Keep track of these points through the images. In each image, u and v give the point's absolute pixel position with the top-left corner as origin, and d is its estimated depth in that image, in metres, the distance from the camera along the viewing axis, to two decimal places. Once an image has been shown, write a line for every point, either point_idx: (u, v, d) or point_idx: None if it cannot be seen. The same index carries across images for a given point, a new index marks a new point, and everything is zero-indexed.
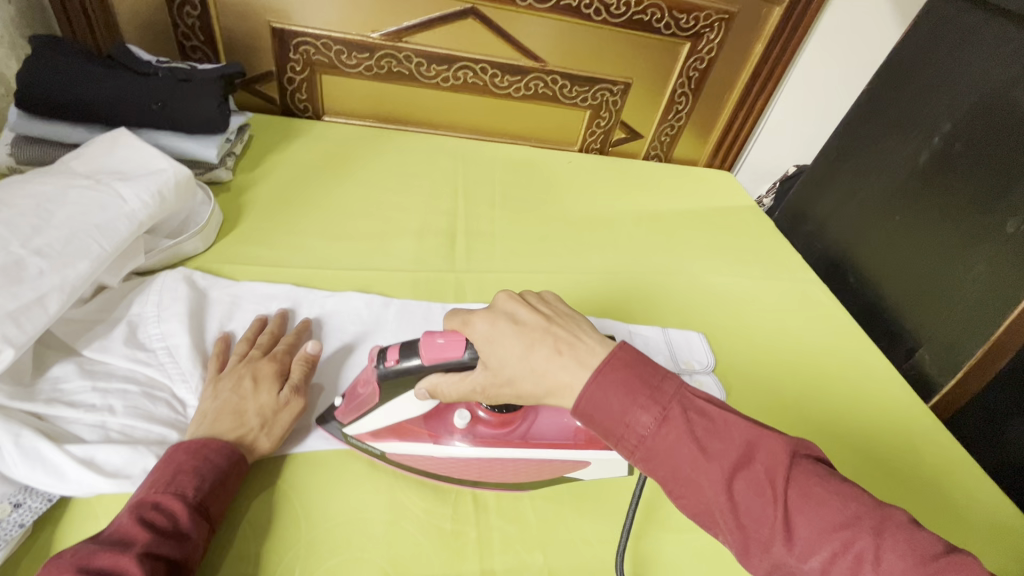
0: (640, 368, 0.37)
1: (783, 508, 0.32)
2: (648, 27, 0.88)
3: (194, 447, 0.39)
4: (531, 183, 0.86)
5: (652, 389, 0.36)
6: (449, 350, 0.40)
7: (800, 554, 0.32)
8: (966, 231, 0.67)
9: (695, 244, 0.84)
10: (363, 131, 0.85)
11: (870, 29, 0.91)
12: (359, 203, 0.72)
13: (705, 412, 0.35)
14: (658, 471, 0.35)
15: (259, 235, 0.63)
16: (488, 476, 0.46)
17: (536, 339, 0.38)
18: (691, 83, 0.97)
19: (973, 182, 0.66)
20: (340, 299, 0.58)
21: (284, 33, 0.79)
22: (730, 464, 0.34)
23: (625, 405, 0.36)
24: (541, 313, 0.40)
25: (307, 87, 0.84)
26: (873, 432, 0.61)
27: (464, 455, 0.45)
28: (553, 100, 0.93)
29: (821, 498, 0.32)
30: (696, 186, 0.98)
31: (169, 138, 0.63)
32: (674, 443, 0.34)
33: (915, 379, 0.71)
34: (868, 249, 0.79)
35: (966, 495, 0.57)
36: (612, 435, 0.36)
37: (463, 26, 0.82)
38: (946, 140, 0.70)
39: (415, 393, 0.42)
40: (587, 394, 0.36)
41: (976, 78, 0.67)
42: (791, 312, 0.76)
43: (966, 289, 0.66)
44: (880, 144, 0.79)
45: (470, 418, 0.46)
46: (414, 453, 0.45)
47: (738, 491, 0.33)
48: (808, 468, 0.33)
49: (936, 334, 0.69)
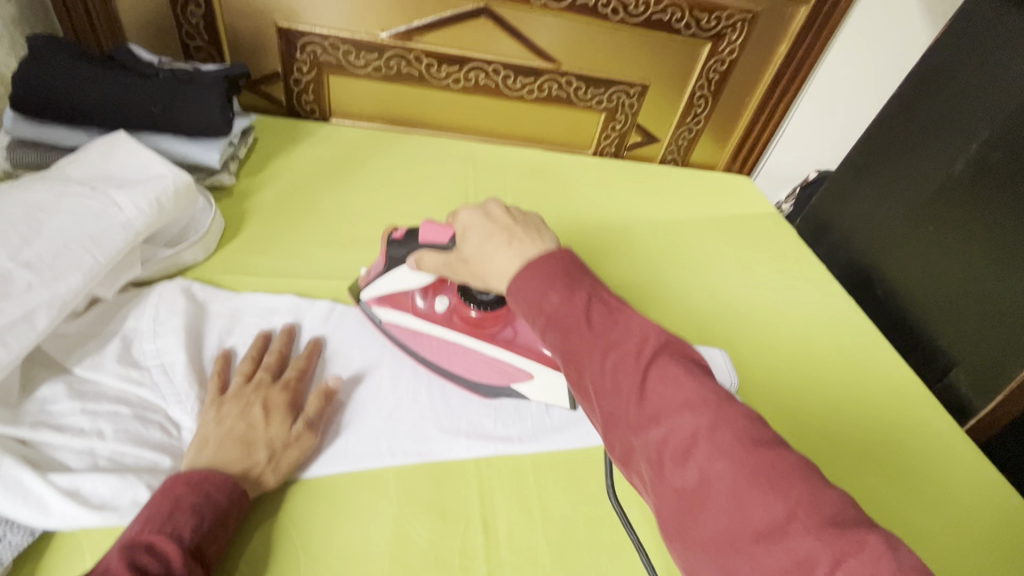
0: (567, 262, 0.38)
1: (643, 383, 0.32)
2: (668, 27, 0.83)
3: (194, 481, 0.36)
4: (543, 188, 0.83)
5: (568, 278, 0.37)
6: (443, 233, 0.48)
7: (645, 424, 0.32)
8: (1004, 247, 0.64)
9: (714, 254, 0.80)
10: (372, 134, 0.84)
11: (898, 26, 0.87)
12: (366, 211, 0.71)
13: (608, 304, 0.36)
14: (550, 339, 0.36)
15: (262, 244, 0.62)
16: (442, 358, 0.52)
17: (494, 233, 0.42)
18: (711, 86, 0.92)
19: (1011, 196, 0.64)
20: (345, 312, 0.56)
21: (291, 32, 0.78)
22: (614, 345, 0.34)
23: (538, 285, 0.37)
24: (513, 215, 0.44)
25: (314, 88, 0.83)
26: (904, 466, 0.57)
27: (432, 332, 0.53)
28: (567, 102, 0.90)
29: (680, 385, 0.32)
30: (716, 192, 0.93)
31: (170, 141, 0.63)
32: (566, 320, 0.35)
33: (949, 399, 0.68)
34: (898, 260, 0.77)
35: (1006, 537, 0.54)
36: (518, 309, 0.38)
37: (474, 26, 0.80)
38: (983, 150, 0.68)
39: (406, 263, 0.50)
40: (515, 277, 0.38)
41: (1014, 87, 0.65)
42: (814, 330, 0.72)
43: (1003, 306, 0.64)
44: (912, 152, 0.76)
45: (451, 306, 0.53)
46: (397, 321, 0.53)
47: (608, 365, 0.34)
48: (681, 364, 0.33)
49: (970, 352, 0.67)
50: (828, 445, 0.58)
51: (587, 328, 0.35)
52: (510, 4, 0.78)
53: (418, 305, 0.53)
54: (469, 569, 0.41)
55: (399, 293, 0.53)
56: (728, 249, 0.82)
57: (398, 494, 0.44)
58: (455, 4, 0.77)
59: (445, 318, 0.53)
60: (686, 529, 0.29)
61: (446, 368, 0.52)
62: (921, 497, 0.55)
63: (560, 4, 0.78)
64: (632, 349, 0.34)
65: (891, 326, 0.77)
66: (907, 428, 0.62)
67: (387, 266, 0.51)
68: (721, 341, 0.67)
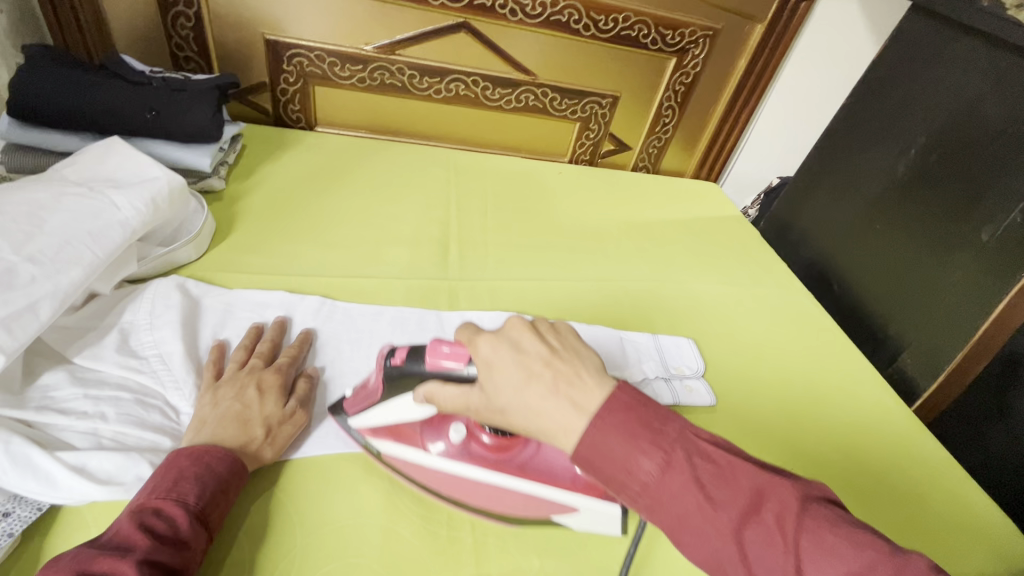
0: (640, 408, 0.36)
1: (795, 559, 0.31)
2: (636, 42, 0.89)
3: (196, 453, 0.39)
4: (522, 192, 0.87)
5: (652, 429, 0.35)
6: (455, 360, 0.42)
7: None
8: (944, 240, 0.70)
9: (684, 253, 0.85)
10: (356, 142, 0.87)
11: (845, 41, 0.95)
12: (352, 214, 0.74)
13: (709, 456, 0.35)
14: (664, 519, 0.35)
15: (253, 245, 0.65)
16: (470, 497, 0.45)
17: (536, 376, 0.37)
18: (678, 96, 0.98)
19: (948, 194, 0.70)
20: (334, 307, 0.59)
21: (278, 45, 0.81)
22: (739, 512, 0.33)
23: (627, 452, 0.35)
24: (544, 341, 0.39)
25: (300, 98, 0.87)
26: (856, 443, 0.62)
27: (451, 468, 0.46)
28: (543, 112, 0.95)
29: (833, 548, 0.31)
30: (685, 196, 0.99)
31: (164, 147, 0.65)
32: (678, 493, 0.34)
33: (899, 382, 0.74)
34: (851, 257, 0.83)
35: (949, 502, 0.58)
36: (613, 482, 0.35)
37: (454, 40, 0.84)
38: (921, 153, 0.74)
39: (414, 396, 0.43)
40: (587, 440, 0.35)
41: (946, 96, 0.72)
42: (775, 321, 0.77)
43: (945, 295, 0.69)
44: (862, 156, 0.83)
45: (468, 434, 0.47)
46: (406, 456, 0.46)
47: (747, 542, 0.32)
48: (817, 514, 0.32)
49: (917, 339, 0.72)
50: (787, 425, 0.62)
51: (702, 497, 0.33)
52: (488, 19, 0.83)
53: (430, 442, 0.47)
54: (456, 538, 0.44)
55: (402, 424, 0.47)
56: (697, 249, 0.87)
57: (388, 471, 0.47)
58: (436, 19, 0.82)
59: (462, 449, 0.46)
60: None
61: (476, 506, 0.45)
62: (872, 469, 0.60)
63: (535, 20, 0.84)
64: (757, 509, 0.33)
65: (846, 318, 0.83)
66: (861, 409, 0.67)
67: (387, 395, 0.45)
68: (691, 332, 0.71)
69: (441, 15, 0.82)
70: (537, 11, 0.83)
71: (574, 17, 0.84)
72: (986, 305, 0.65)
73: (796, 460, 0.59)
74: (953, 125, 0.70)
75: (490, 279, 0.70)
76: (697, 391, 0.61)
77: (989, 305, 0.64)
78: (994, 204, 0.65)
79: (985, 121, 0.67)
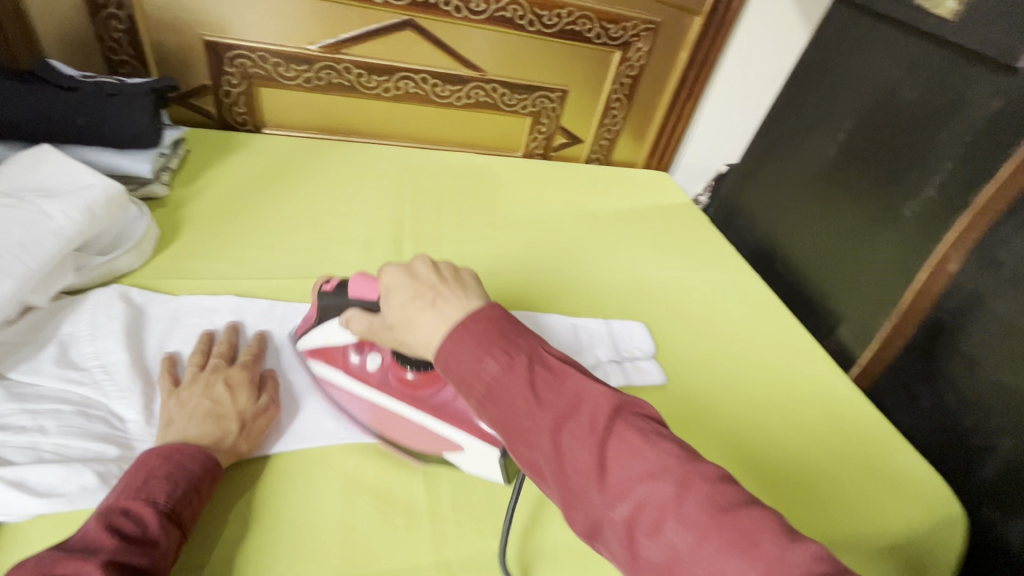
0: (501, 322, 0.38)
1: (600, 456, 0.34)
2: (581, 37, 0.91)
3: (165, 452, 0.39)
4: (476, 188, 0.88)
5: (505, 338, 0.37)
6: (373, 291, 0.48)
7: (609, 501, 0.33)
8: (873, 217, 0.75)
9: (635, 241, 0.87)
10: (306, 143, 0.86)
11: (778, 33, 0.99)
12: (303, 215, 0.73)
13: (548, 365, 0.37)
14: (496, 415, 0.36)
15: (200, 250, 0.64)
16: (380, 424, 0.49)
17: (417, 295, 0.41)
18: (624, 89, 1.01)
19: (874, 173, 0.75)
20: (287, 308, 0.59)
21: (218, 46, 0.79)
22: (560, 415, 0.35)
23: (474, 354, 0.36)
24: (439, 271, 0.42)
25: (245, 100, 0.85)
26: (798, 411, 0.66)
27: (365, 395, 0.50)
28: (494, 107, 0.96)
29: (636, 453, 0.33)
30: (636, 186, 1.02)
31: (99, 154, 0.64)
32: (512, 392, 0.35)
33: (838, 354, 0.78)
34: (791, 237, 0.87)
35: (882, 460, 0.63)
36: (459, 381, 0.37)
37: (400, 38, 0.84)
38: (850, 135, 0.78)
39: (341, 320, 0.48)
40: (445, 346, 0.37)
41: (869, 81, 0.76)
42: (722, 302, 0.80)
43: (875, 268, 0.74)
44: (798, 140, 0.87)
45: (383, 365, 0.50)
46: (330, 377, 0.51)
47: (563, 439, 0.34)
48: (632, 427, 0.34)
49: (852, 311, 0.77)
50: (734, 398, 0.66)
51: (534, 398, 0.35)
52: (433, 17, 0.83)
53: (351, 363, 0.51)
54: (414, 527, 0.45)
55: (331, 346, 0.52)
56: (649, 236, 0.89)
57: (343, 467, 0.47)
58: (380, 17, 0.82)
59: (377, 377, 0.50)
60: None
61: (378, 427, 0.49)
62: (813, 435, 0.64)
63: (480, 17, 0.84)
64: (584, 417, 0.35)
65: (789, 296, 0.87)
66: (803, 380, 0.71)
67: (320, 318, 0.51)
68: (643, 316, 0.74)
69: (385, 14, 0.81)
70: (482, 8, 0.84)
71: (519, 13, 0.86)
72: (910, 276, 0.69)
73: (743, 431, 0.62)
74: (877, 107, 0.75)
75: None
76: (647, 370, 0.64)
77: (913, 276, 0.69)
78: (914, 181, 0.69)
79: (903, 104, 0.71)
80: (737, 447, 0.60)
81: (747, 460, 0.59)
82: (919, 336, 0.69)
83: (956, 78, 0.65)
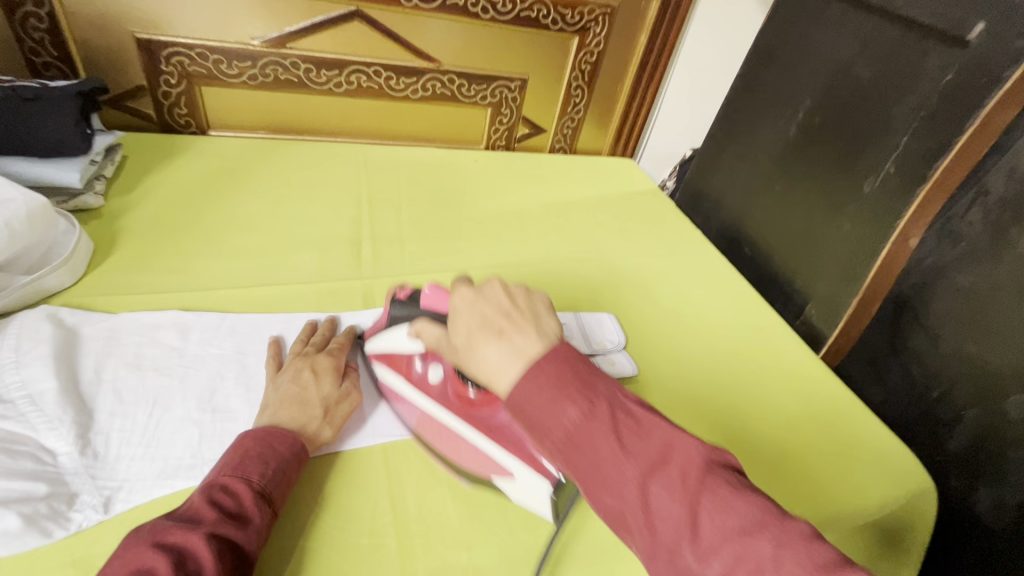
0: (576, 362, 0.36)
1: (695, 513, 0.30)
2: (537, 23, 0.89)
3: (261, 435, 0.42)
4: (437, 183, 0.85)
5: (581, 379, 0.35)
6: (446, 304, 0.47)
7: (703, 562, 0.30)
8: (835, 194, 0.75)
9: (603, 230, 0.86)
10: (256, 144, 0.82)
11: (735, 14, 0.99)
12: (255, 220, 0.69)
13: (633, 412, 0.34)
14: (575, 463, 0.34)
15: (141, 263, 0.60)
16: (431, 434, 0.50)
17: (487, 322, 0.39)
18: (585, 76, 0.99)
19: (833, 151, 0.75)
20: (236, 319, 0.55)
21: (152, 43, 0.74)
22: (649, 464, 0.32)
23: (552, 399, 0.34)
24: (512, 296, 0.41)
25: (186, 101, 0.80)
26: (772, 394, 0.66)
27: (423, 406, 0.50)
28: (452, 99, 0.93)
29: (735, 510, 0.30)
30: (602, 174, 1.00)
31: (18, 163, 0.59)
32: (595, 440, 0.33)
33: (807, 334, 0.79)
34: (756, 219, 0.87)
35: (856, 437, 0.63)
36: (535, 427, 0.35)
37: (349, 29, 0.81)
38: (808, 114, 0.78)
39: (406, 328, 0.49)
40: (517, 385, 0.35)
41: (824, 59, 0.76)
42: (692, 288, 0.80)
43: (839, 246, 0.74)
44: (758, 121, 0.87)
45: (445, 378, 0.51)
46: (391, 382, 0.52)
47: (653, 490, 0.32)
48: (730, 484, 0.31)
49: (818, 291, 0.77)
50: (707, 385, 0.65)
51: (622, 449, 0.33)
52: (382, 5, 0.79)
53: (414, 371, 0.52)
54: (380, 545, 0.43)
55: (398, 354, 0.53)
56: (617, 225, 0.88)
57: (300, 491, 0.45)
58: (326, 8, 0.78)
59: (438, 391, 0.50)
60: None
61: (427, 437, 0.50)
62: (788, 418, 0.63)
63: (431, 5, 0.81)
64: (676, 469, 0.32)
65: (758, 278, 0.87)
66: (775, 361, 0.71)
67: (390, 322, 0.52)
68: (613, 307, 0.72)
69: (331, 4, 0.78)
70: None
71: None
72: (873, 252, 0.69)
73: (718, 418, 0.62)
74: (833, 86, 0.75)
75: (406, 274, 0.68)
76: (619, 362, 0.63)
77: (876, 252, 0.69)
78: (873, 157, 0.70)
79: (858, 80, 0.71)
80: (713, 435, 0.59)
81: (724, 446, 0.59)
82: (884, 311, 0.69)
83: (912, 51, 0.65)
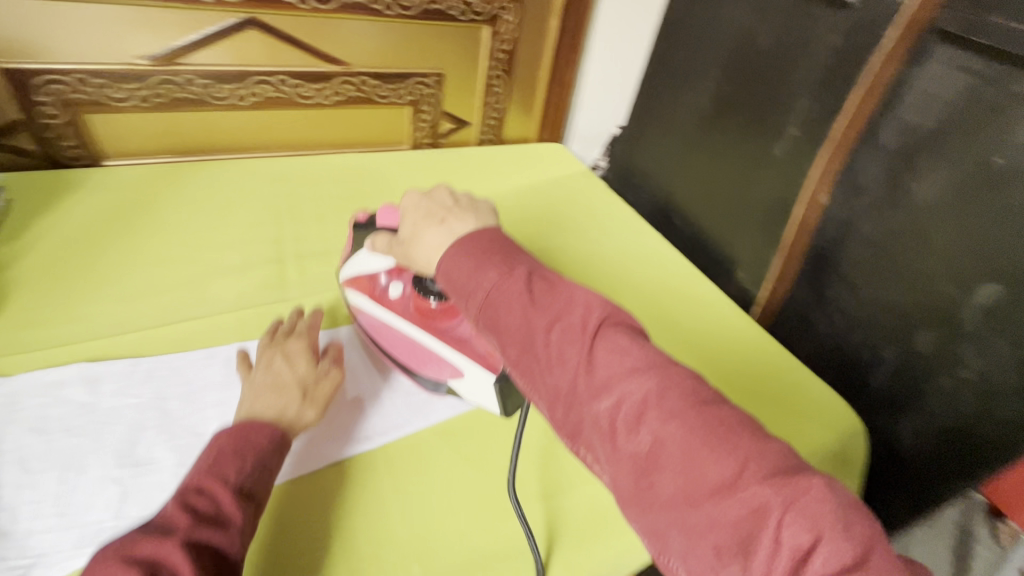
0: (502, 242, 0.41)
1: (589, 353, 0.35)
2: (445, 15, 0.87)
3: (236, 432, 0.41)
4: (362, 190, 0.83)
5: (504, 256, 0.40)
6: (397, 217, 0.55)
7: (596, 394, 0.34)
8: (751, 161, 0.77)
9: (536, 219, 0.86)
10: (159, 168, 0.77)
11: None
12: (165, 252, 0.65)
13: (546, 277, 0.39)
14: (494, 317, 0.38)
15: (38, 315, 0.55)
16: (389, 343, 0.56)
17: (431, 214, 0.45)
18: (502, 65, 0.98)
19: (743, 119, 0.77)
20: (152, 364, 0.52)
21: (21, 74, 0.68)
22: (555, 317, 0.37)
23: (478, 264, 0.39)
24: (455, 198, 0.47)
25: (72, 132, 0.74)
26: (713, 361, 0.68)
27: (384, 318, 0.56)
28: (368, 101, 0.90)
29: (625, 354, 0.35)
30: (531, 162, 1.00)
31: None
32: (510, 298, 0.37)
33: (739, 298, 0.82)
34: (682, 192, 0.89)
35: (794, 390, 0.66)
36: (461, 292, 0.39)
37: (244, 38, 0.76)
38: (720, 84, 0.80)
39: (369, 246, 0.56)
40: (445, 260, 0.40)
41: (730, 26, 0.77)
42: (628, 266, 0.81)
43: (756, 214, 0.77)
44: (676, 93, 0.88)
45: (404, 294, 0.56)
46: (359, 300, 0.58)
47: (557, 340, 0.36)
48: (632, 337, 0.36)
49: (743, 257, 0.81)
50: None
51: (530, 303, 0.37)
52: (277, 11, 0.75)
53: (380, 287, 0.57)
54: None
55: (363, 276, 0.58)
56: (551, 211, 0.89)
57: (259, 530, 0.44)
58: (215, 18, 0.73)
59: (399, 304, 0.56)
60: (646, 499, 0.32)
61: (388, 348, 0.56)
62: (730, 382, 0.65)
63: (330, 6, 0.78)
64: (579, 320, 0.36)
65: (688, 251, 0.90)
66: (713, 328, 0.73)
67: (356, 248, 0.58)
68: None
69: (220, 13, 0.73)
70: None
71: None
72: (786, 215, 0.73)
73: None
74: (739, 54, 0.76)
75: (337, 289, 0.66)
76: None
77: (788, 214, 0.72)
78: (780, 121, 0.72)
79: (760, 48, 0.73)
80: None
81: None
82: (811, 268, 0.73)
83: (804, 17, 0.67)
